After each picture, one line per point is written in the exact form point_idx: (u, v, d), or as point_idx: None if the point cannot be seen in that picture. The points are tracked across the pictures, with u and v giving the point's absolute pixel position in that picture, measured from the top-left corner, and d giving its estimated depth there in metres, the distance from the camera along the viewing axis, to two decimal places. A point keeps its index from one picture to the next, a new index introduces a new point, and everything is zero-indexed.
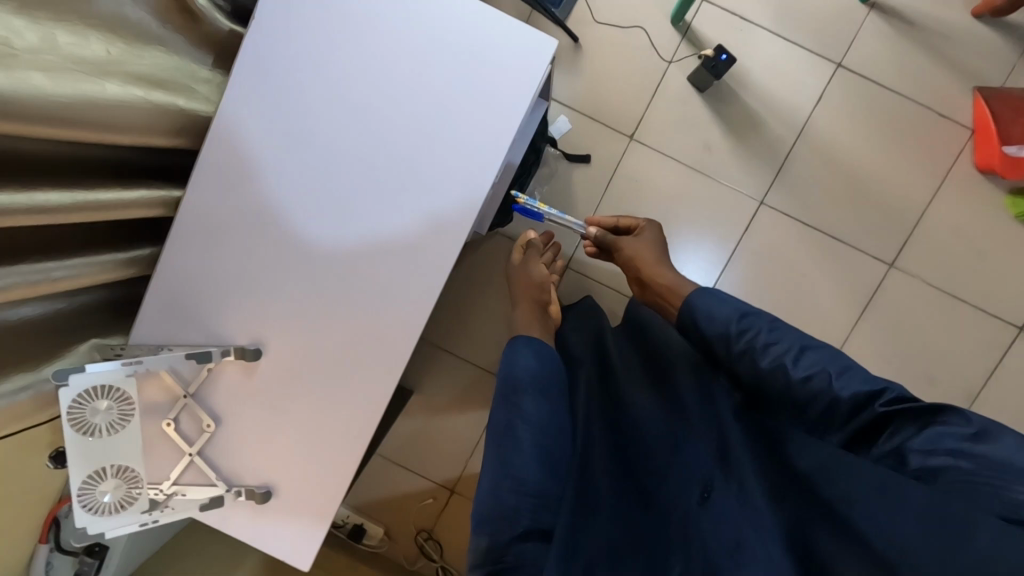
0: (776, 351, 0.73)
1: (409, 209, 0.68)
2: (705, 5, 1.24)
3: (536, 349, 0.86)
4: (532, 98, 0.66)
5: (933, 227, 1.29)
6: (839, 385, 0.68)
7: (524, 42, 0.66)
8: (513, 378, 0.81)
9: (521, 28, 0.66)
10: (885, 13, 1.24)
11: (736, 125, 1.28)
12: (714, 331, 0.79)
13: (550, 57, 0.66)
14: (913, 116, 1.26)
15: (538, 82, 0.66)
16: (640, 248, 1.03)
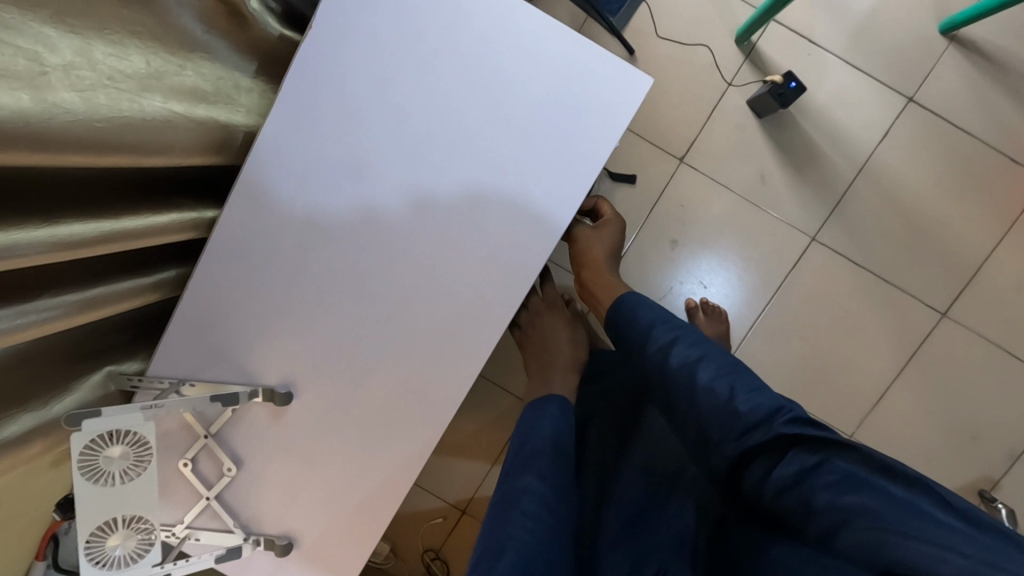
0: (684, 353, 0.69)
1: (475, 247, 0.61)
2: (773, 25, 1.16)
3: (557, 406, 0.79)
4: (616, 141, 0.60)
5: (992, 278, 1.22)
6: (739, 398, 0.62)
7: (614, 79, 0.59)
8: (517, 451, 0.73)
9: (614, 62, 0.59)
10: (964, 47, 1.16)
11: (795, 155, 1.20)
12: (634, 330, 0.77)
13: (641, 98, 0.59)
14: (981, 159, 1.19)
15: (625, 123, 0.60)
16: (596, 238, 0.98)
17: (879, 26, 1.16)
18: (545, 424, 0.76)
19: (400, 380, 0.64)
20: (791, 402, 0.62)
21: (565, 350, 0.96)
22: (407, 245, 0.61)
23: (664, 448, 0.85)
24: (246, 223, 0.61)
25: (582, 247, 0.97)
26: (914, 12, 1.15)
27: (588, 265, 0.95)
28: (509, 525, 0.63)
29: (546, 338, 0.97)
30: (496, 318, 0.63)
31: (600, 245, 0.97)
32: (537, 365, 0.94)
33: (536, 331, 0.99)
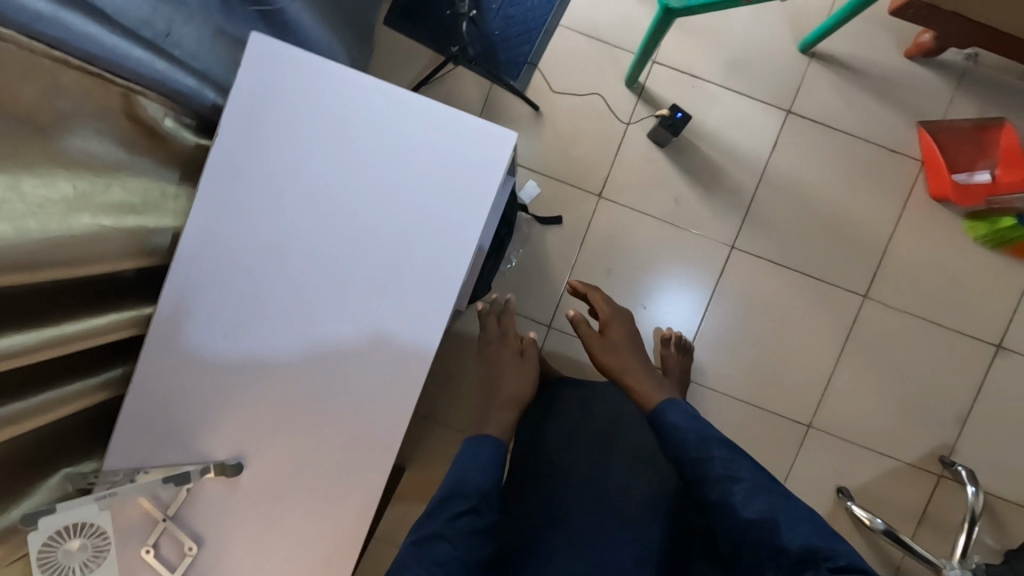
0: (724, 470, 0.76)
1: (399, 306, 0.68)
2: (655, 66, 1.30)
3: (493, 450, 0.83)
4: (497, 188, 0.68)
5: (900, 256, 1.32)
6: (787, 533, 0.68)
7: (485, 136, 0.68)
8: (451, 484, 0.77)
9: (481, 123, 0.68)
10: (824, 60, 1.30)
11: (699, 175, 1.32)
12: (673, 447, 0.83)
13: (511, 148, 0.68)
14: (864, 154, 1.31)
15: (503, 172, 0.68)
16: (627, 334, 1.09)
17: (747, 55, 1.30)
18: (470, 473, 0.78)
19: (349, 438, 0.68)
20: (843, 542, 0.66)
21: (520, 385, 1.01)
22: (330, 308, 0.68)
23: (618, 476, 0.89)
24: (183, 317, 0.67)
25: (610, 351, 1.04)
26: (773, 37, 1.30)
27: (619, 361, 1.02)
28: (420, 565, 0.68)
29: (505, 370, 1.03)
30: (423, 365, 0.68)
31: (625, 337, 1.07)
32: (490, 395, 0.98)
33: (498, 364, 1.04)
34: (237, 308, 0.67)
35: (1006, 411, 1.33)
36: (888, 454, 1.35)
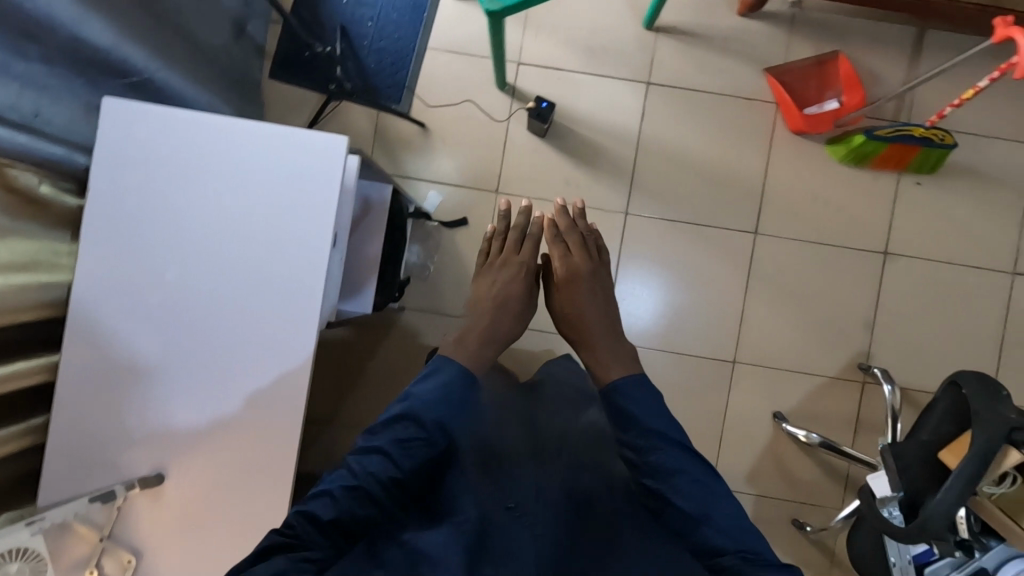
0: (669, 464, 0.84)
1: (270, 323, 0.76)
2: (520, 68, 1.43)
3: (456, 384, 0.89)
4: (338, 187, 0.76)
5: (777, 190, 1.44)
6: (711, 522, 0.79)
7: (318, 145, 0.76)
8: (408, 408, 0.85)
9: (313, 134, 0.76)
10: (669, 32, 1.44)
11: (581, 155, 1.43)
12: (627, 422, 0.89)
13: (344, 150, 0.76)
14: (725, 107, 1.44)
15: (340, 173, 0.75)
16: (603, 296, 1.10)
17: (601, 41, 1.44)
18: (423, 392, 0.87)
19: (253, 433, 0.76)
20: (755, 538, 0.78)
21: (512, 322, 1.06)
22: (215, 322, 0.76)
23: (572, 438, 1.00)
24: (87, 356, 0.75)
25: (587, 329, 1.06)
26: (619, 21, 1.44)
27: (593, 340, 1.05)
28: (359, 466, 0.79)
29: (487, 314, 1.05)
30: (303, 367, 0.75)
31: (598, 298, 1.09)
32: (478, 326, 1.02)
33: (491, 295, 1.06)
34: (129, 351, 0.76)
35: (906, 309, 1.44)
36: (813, 372, 1.45)
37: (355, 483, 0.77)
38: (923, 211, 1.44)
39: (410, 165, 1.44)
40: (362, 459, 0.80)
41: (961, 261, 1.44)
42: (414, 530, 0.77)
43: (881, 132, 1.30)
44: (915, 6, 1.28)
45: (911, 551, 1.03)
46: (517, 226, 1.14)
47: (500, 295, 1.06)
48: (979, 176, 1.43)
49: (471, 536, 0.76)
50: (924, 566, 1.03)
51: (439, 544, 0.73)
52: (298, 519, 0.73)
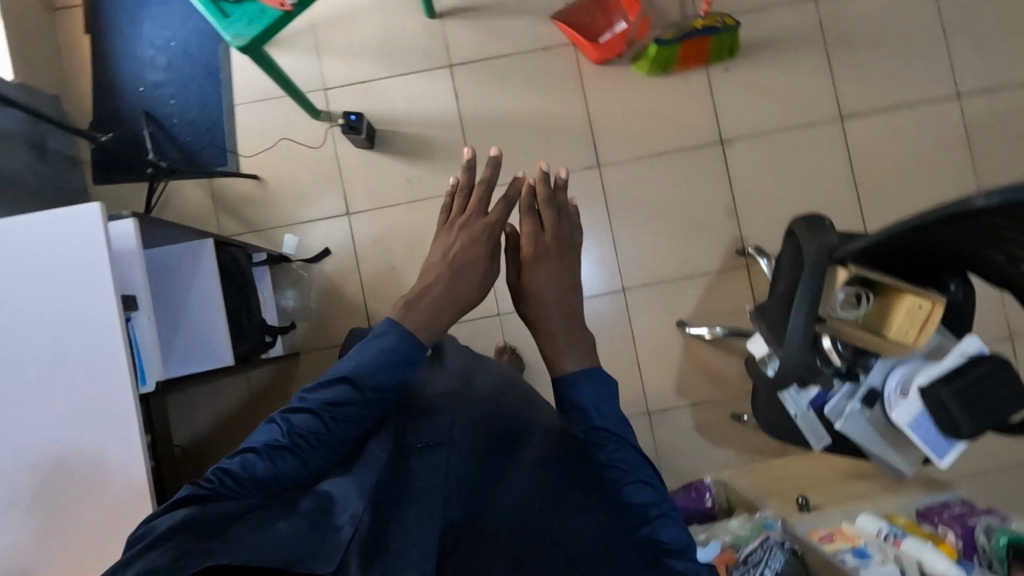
0: (618, 460, 0.76)
1: (80, 400, 0.87)
2: (329, 92, 1.48)
3: (409, 350, 0.78)
4: (104, 248, 0.86)
5: (603, 120, 1.50)
6: (653, 524, 0.72)
7: (76, 220, 0.87)
8: (351, 369, 0.74)
9: (69, 213, 0.87)
10: (451, 13, 1.49)
11: (414, 152, 1.48)
12: (577, 412, 0.80)
13: (99, 216, 0.87)
14: (528, 62, 1.50)
15: (101, 235, 0.86)
16: (564, 281, 0.92)
17: (394, 42, 1.49)
18: (363, 352, 0.76)
19: (107, 483, 0.87)
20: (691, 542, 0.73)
21: (466, 296, 0.88)
22: (41, 399, 0.87)
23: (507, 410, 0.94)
24: None
25: (542, 308, 0.90)
26: (403, 19, 1.49)
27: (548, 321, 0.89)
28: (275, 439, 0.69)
29: (441, 283, 0.87)
30: (129, 407, 0.87)
31: (557, 286, 0.91)
32: (429, 294, 0.85)
33: (449, 264, 0.89)
34: None
35: (758, 185, 1.50)
36: (699, 273, 1.49)
37: (282, 442, 0.69)
38: (740, 91, 1.51)
39: (258, 217, 1.45)
40: (293, 420, 0.71)
41: (791, 123, 1.51)
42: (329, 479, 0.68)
43: (666, 36, 1.38)
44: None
45: (804, 401, 1.08)
46: (485, 180, 0.94)
47: (455, 264, 0.89)
48: (776, 43, 1.51)
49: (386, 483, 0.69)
50: (824, 409, 1.07)
51: (350, 489, 0.65)
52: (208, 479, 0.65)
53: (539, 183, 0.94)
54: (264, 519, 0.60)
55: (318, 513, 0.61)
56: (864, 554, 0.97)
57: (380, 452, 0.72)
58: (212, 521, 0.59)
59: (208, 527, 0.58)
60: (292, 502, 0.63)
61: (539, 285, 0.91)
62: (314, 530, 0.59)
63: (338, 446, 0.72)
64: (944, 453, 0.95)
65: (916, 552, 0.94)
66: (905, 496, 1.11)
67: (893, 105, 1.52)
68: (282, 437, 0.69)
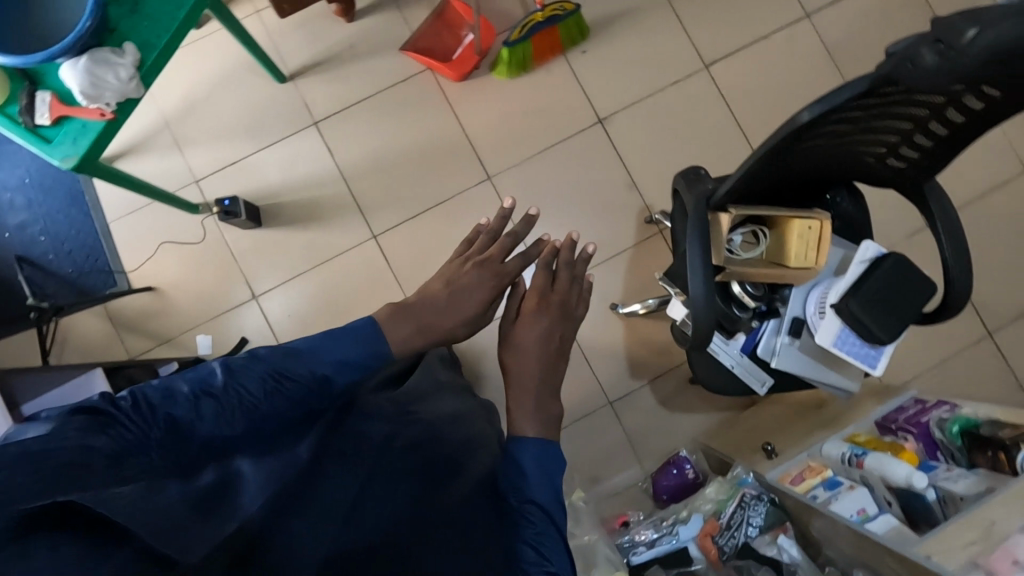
0: (536, 540, 0.71)
1: None
2: (202, 182, 1.44)
3: (376, 351, 0.80)
4: None
5: (481, 132, 1.49)
6: None
7: None
8: (313, 351, 0.74)
9: None
10: (303, 72, 1.48)
11: (303, 217, 1.45)
12: (514, 476, 0.78)
13: None
14: (392, 98, 1.49)
15: None
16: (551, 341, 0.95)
17: (254, 116, 1.47)
18: (334, 341, 0.76)
19: None
20: None
21: (448, 320, 0.89)
22: None
23: (444, 428, 0.91)
24: None
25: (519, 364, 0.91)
26: (258, 91, 1.47)
27: (521, 380, 0.90)
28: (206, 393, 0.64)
29: (443, 311, 0.89)
30: None
31: (544, 347, 0.93)
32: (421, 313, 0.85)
33: (451, 288, 0.92)
34: None
35: (647, 152, 1.51)
36: (617, 252, 1.49)
37: (214, 393, 0.64)
38: (603, 68, 1.52)
39: (162, 326, 1.40)
40: (235, 379, 0.67)
41: (660, 84, 1.53)
42: (239, 455, 0.62)
43: (513, 36, 1.39)
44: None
45: (737, 350, 1.06)
46: (513, 231, 1.03)
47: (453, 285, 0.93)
48: (624, 14, 1.53)
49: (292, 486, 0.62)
50: (757, 352, 1.05)
51: (259, 478, 0.60)
52: (114, 404, 0.58)
53: (564, 248, 1.03)
54: (151, 471, 0.54)
55: (220, 487, 0.56)
56: (835, 484, 0.95)
57: (303, 454, 0.68)
58: (106, 446, 0.52)
59: (84, 451, 0.49)
60: (193, 463, 0.58)
61: (523, 342, 0.93)
62: (206, 510, 0.52)
63: (264, 423, 0.67)
64: (875, 362, 0.95)
65: (878, 467, 0.92)
66: (861, 411, 1.10)
67: (751, 41, 1.54)
68: (211, 391, 0.65)
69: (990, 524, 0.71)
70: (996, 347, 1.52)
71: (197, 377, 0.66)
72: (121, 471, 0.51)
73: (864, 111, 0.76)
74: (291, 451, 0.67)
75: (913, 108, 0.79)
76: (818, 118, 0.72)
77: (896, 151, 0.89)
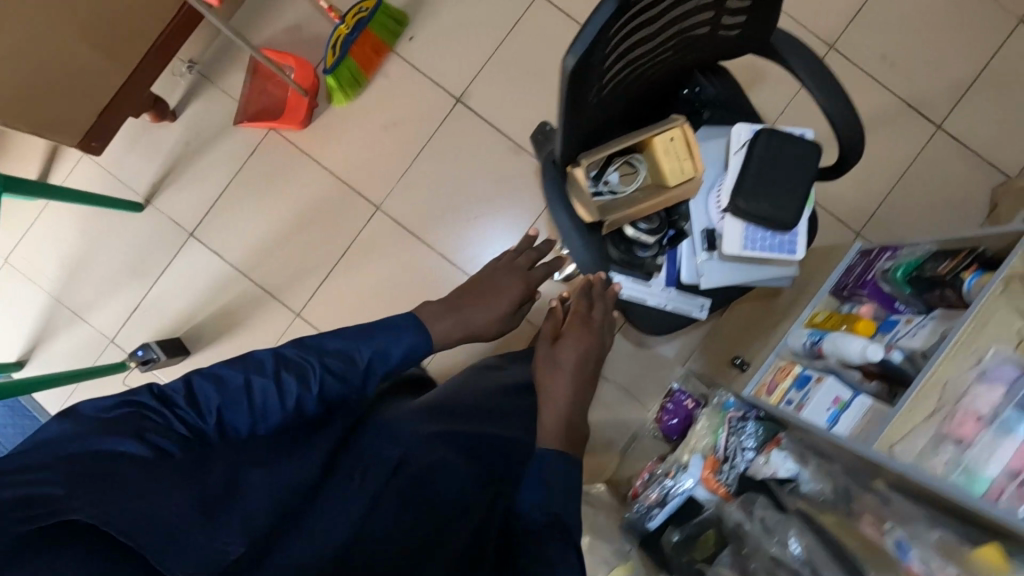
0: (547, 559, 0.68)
1: None
2: (116, 342, 1.42)
3: (421, 342, 0.86)
4: None
5: (350, 167, 1.42)
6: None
7: None
8: (364, 346, 0.81)
9: None
10: (156, 191, 1.42)
11: (225, 326, 1.42)
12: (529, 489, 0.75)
13: None
14: (251, 175, 1.42)
15: None
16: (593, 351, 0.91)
17: (133, 255, 1.42)
18: (387, 339, 0.83)
19: None
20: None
21: (487, 315, 0.98)
22: None
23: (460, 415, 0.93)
24: None
25: (553, 377, 0.89)
26: (125, 228, 1.42)
27: (557, 390, 0.88)
28: (259, 381, 0.74)
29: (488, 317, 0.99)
30: None
31: (581, 368, 0.90)
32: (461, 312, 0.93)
33: (485, 291, 1.01)
34: None
35: (518, 108, 1.41)
36: (533, 220, 1.41)
37: (267, 380, 0.74)
38: (436, 45, 1.42)
39: None
40: (283, 378, 0.75)
41: (500, 35, 1.41)
42: (248, 462, 0.68)
43: (328, 62, 1.30)
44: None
45: (661, 285, 0.99)
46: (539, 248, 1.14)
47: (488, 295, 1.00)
48: None
49: (294, 500, 0.67)
50: (683, 280, 0.98)
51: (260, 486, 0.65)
52: (154, 402, 0.67)
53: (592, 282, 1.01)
54: (166, 468, 0.60)
55: (223, 495, 0.61)
56: (804, 381, 0.90)
57: (310, 467, 0.72)
58: (123, 454, 0.59)
59: (114, 457, 0.59)
60: (204, 463, 0.64)
61: (560, 353, 0.91)
62: (205, 516, 0.57)
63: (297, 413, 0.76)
64: (795, 244, 0.87)
65: (835, 350, 0.85)
66: (814, 286, 1.03)
67: None
68: (257, 385, 0.73)
69: (942, 385, 0.65)
70: (950, 136, 1.40)
71: (261, 362, 0.76)
72: (145, 470, 0.59)
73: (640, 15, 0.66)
74: (299, 463, 0.72)
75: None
76: (584, 60, 0.62)
77: (722, 12, 0.78)
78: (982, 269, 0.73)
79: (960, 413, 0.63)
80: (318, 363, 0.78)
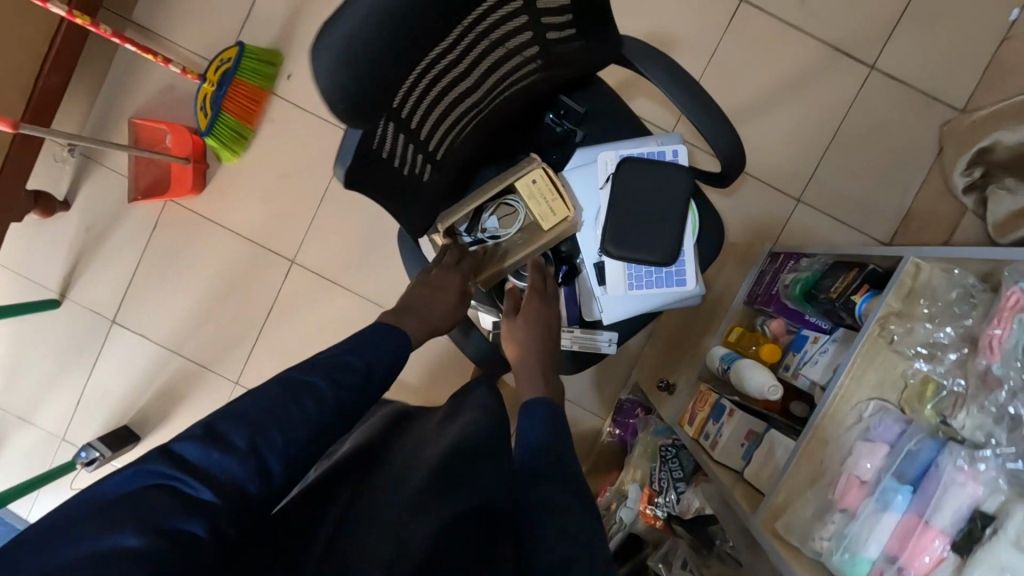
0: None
1: None
2: (66, 442, 1.41)
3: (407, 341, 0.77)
4: None
5: (256, 223, 1.36)
6: None
7: None
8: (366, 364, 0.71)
9: None
10: (69, 283, 1.39)
11: (167, 406, 1.40)
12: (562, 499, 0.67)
13: None
14: (159, 250, 1.37)
15: None
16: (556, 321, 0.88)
17: (62, 350, 1.41)
18: (379, 353, 0.74)
19: None
20: None
21: (444, 311, 0.84)
22: None
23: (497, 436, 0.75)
24: None
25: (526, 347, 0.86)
26: (47, 324, 1.40)
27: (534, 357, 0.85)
28: (271, 413, 0.63)
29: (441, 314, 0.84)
30: None
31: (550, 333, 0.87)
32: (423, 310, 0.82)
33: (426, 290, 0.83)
34: None
35: None
36: None
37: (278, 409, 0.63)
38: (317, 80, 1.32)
39: None
40: (300, 403, 0.65)
41: None
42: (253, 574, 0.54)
43: (201, 124, 1.24)
44: (63, 59, 1.21)
45: (564, 325, 0.92)
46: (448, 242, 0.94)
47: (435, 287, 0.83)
48: (298, 10, 1.30)
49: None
50: (586, 316, 0.90)
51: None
52: (170, 471, 0.55)
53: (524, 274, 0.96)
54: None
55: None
56: (721, 413, 0.83)
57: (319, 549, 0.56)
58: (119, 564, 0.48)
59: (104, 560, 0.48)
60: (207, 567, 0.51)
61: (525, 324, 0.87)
62: None
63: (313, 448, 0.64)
64: (683, 275, 0.82)
65: (742, 374, 0.79)
66: (730, 295, 0.96)
67: None
68: (277, 416, 0.62)
69: (824, 442, 0.61)
70: (886, 77, 1.27)
71: (263, 393, 0.64)
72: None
73: (417, 95, 0.59)
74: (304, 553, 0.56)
75: (477, 33, 0.58)
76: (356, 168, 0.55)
77: (547, 40, 0.67)
78: (873, 291, 0.65)
79: (843, 480, 0.58)
80: (318, 381, 0.67)
